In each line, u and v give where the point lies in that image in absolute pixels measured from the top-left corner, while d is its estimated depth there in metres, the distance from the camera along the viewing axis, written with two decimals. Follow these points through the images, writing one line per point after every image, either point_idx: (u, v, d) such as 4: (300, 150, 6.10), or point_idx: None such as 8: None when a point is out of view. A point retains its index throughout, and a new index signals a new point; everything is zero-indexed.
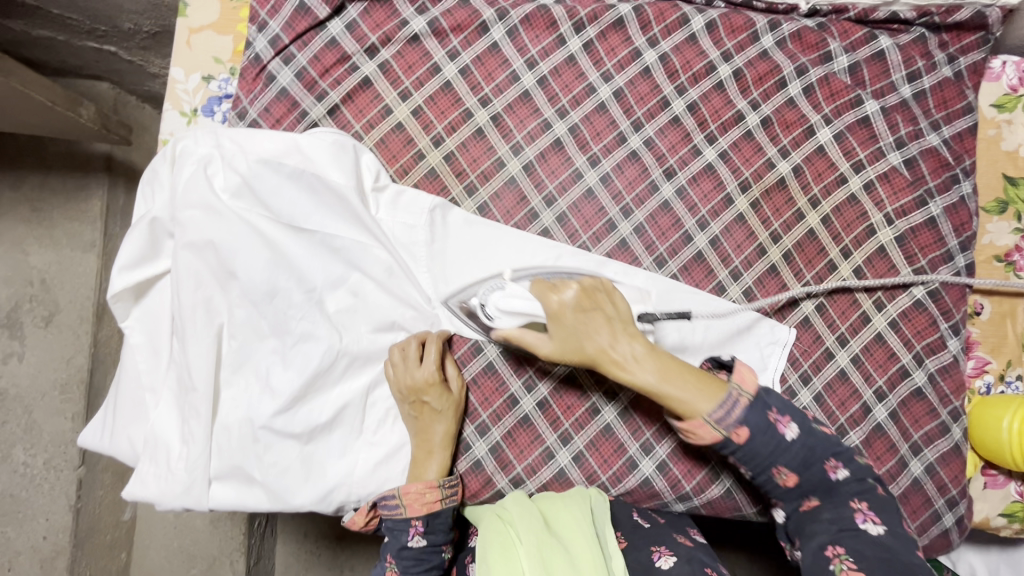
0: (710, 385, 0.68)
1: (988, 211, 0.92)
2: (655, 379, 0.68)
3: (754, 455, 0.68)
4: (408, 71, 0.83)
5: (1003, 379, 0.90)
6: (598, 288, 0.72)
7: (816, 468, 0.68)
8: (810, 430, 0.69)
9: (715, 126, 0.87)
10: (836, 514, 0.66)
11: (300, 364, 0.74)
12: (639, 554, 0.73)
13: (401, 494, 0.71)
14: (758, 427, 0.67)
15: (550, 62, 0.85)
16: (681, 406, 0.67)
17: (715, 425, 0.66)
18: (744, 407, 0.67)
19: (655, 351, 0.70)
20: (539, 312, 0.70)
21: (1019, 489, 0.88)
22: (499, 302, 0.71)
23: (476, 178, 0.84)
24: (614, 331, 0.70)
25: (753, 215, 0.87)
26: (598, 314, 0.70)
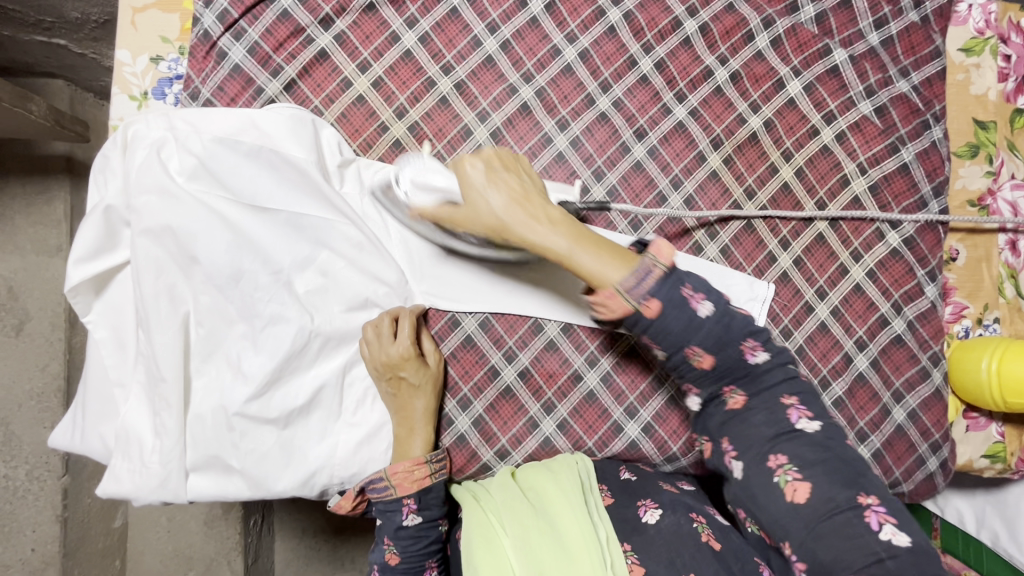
0: (623, 253, 0.59)
1: (960, 156, 0.92)
2: (565, 242, 0.60)
3: (666, 333, 0.57)
4: (366, 41, 0.80)
5: (981, 322, 0.90)
6: (518, 161, 0.68)
7: (731, 351, 0.58)
8: (727, 307, 0.59)
9: (683, 83, 0.86)
10: (769, 416, 0.58)
11: (271, 347, 0.72)
12: (627, 510, 0.71)
13: (390, 475, 0.70)
14: (672, 303, 0.57)
15: (512, 25, 0.83)
16: (587, 272, 0.59)
17: (624, 294, 0.56)
18: (656, 280, 0.57)
19: (573, 220, 0.63)
20: (455, 185, 0.68)
21: (1000, 430, 0.89)
22: (415, 174, 0.71)
23: (443, 149, 0.81)
24: (525, 196, 0.63)
25: (726, 171, 0.86)
26: (512, 179, 0.64)
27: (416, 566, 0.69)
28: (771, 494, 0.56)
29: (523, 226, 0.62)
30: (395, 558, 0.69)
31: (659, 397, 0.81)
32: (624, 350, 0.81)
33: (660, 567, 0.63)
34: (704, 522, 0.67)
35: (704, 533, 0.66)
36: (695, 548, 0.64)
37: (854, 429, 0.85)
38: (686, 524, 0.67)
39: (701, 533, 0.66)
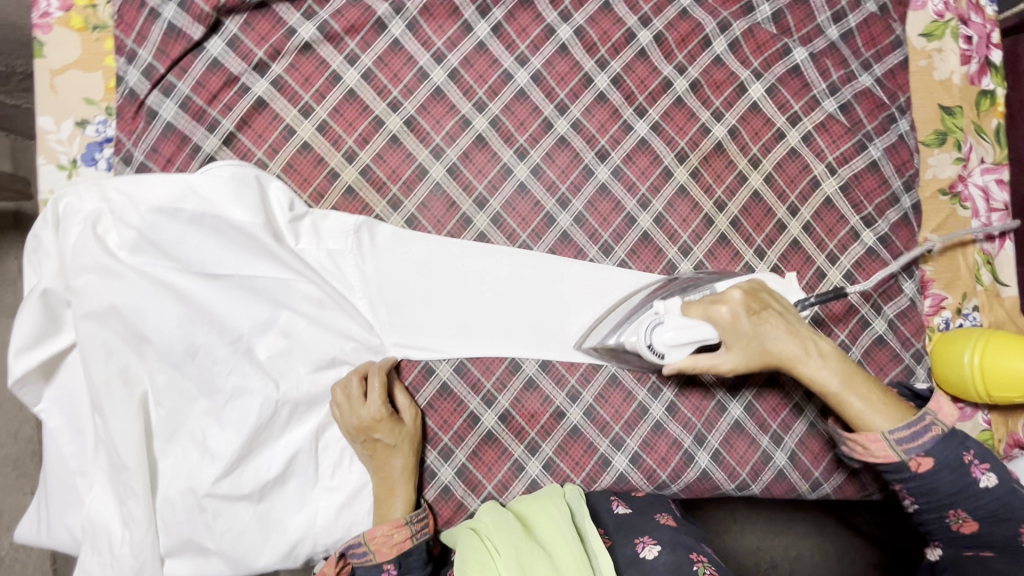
0: (893, 406, 0.67)
1: (929, 145, 0.90)
2: (839, 382, 0.67)
3: (929, 484, 0.64)
4: (305, 84, 0.76)
5: (960, 313, 0.89)
6: (760, 291, 0.71)
7: (1008, 526, 0.64)
8: (1010, 483, 0.64)
9: (643, 97, 0.82)
10: (1008, 566, 0.63)
11: (236, 422, 0.68)
12: (624, 549, 0.69)
13: (367, 540, 0.67)
14: (948, 464, 0.64)
15: (459, 53, 0.79)
16: (861, 419, 0.66)
17: (896, 445, 0.64)
18: (935, 437, 0.64)
19: (841, 356, 0.70)
20: (707, 333, 0.68)
21: (986, 418, 0.89)
22: (665, 338, 0.68)
23: (399, 190, 0.77)
24: (794, 329, 0.69)
25: (695, 185, 0.83)
26: (778, 318, 0.69)
27: None
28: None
29: (807, 363, 0.68)
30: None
31: (645, 424, 0.79)
32: (605, 380, 0.79)
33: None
34: (706, 563, 0.65)
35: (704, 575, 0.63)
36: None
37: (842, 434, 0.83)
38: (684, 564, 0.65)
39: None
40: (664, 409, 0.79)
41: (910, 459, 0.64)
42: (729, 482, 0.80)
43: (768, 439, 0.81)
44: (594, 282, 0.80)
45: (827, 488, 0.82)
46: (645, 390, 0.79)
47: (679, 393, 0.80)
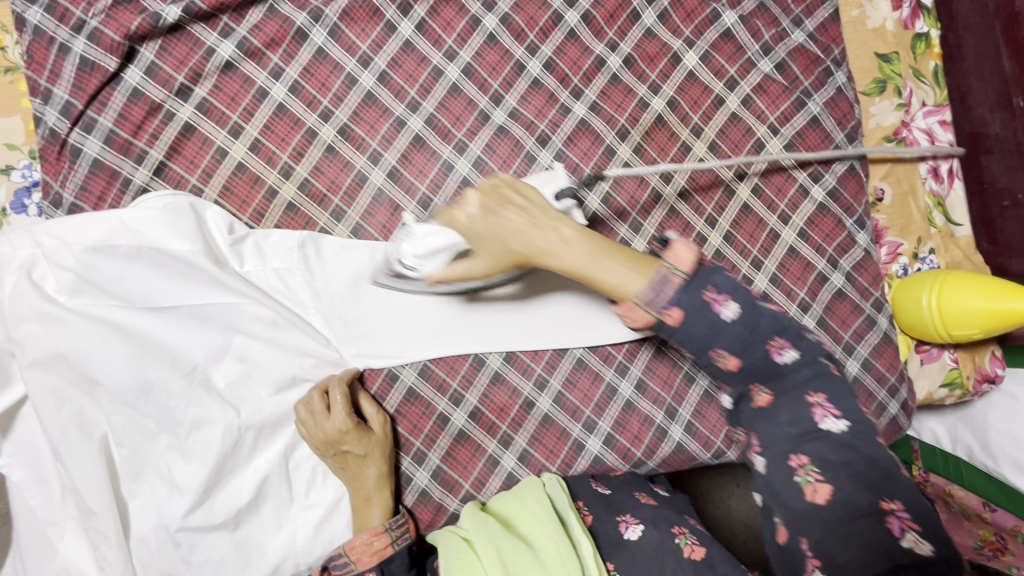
0: (640, 264, 0.59)
1: (869, 94, 0.90)
2: (587, 259, 0.60)
3: (688, 338, 0.58)
4: (232, 104, 0.74)
5: (917, 257, 0.90)
6: (501, 185, 0.65)
7: (757, 350, 0.58)
8: (753, 304, 0.58)
9: (577, 79, 0.82)
10: (794, 415, 0.58)
11: (200, 452, 0.68)
12: (607, 528, 0.71)
13: (348, 550, 0.67)
14: (691, 308, 0.56)
15: (385, 55, 0.77)
16: (615, 288, 0.58)
17: (646, 308, 0.56)
18: (677, 287, 0.56)
19: (587, 232, 0.62)
20: (454, 239, 0.68)
21: (953, 356, 0.90)
22: (413, 249, 0.70)
23: (341, 201, 0.77)
24: (534, 220, 0.62)
25: (639, 160, 0.83)
26: (511, 208, 0.63)
27: None
28: (792, 492, 0.56)
29: (542, 255, 0.62)
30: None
31: (615, 404, 0.79)
32: (572, 365, 0.79)
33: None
34: (686, 535, 0.69)
35: (686, 546, 0.68)
36: (676, 562, 0.66)
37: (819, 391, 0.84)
38: (669, 541, 0.69)
39: (684, 547, 0.68)
40: (633, 387, 0.80)
41: (664, 314, 0.56)
42: (704, 451, 0.81)
43: None
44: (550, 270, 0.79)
45: None
46: (612, 370, 0.79)
47: (647, 369, 0.80)
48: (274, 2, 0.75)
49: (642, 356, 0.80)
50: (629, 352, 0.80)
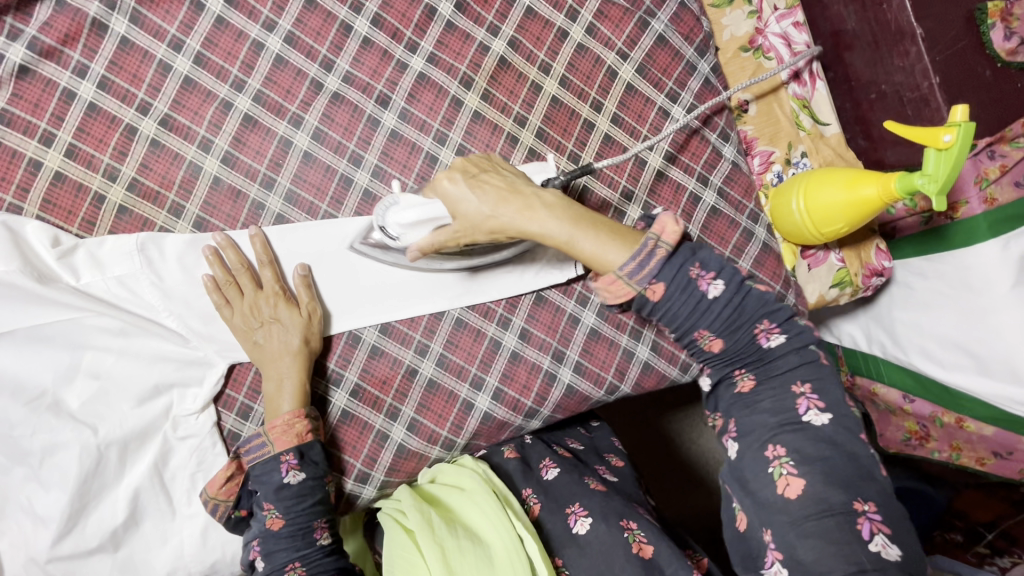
0: (623, 236, 0.59)
1: (718, 6, 0.90)
2: (566, 228, 0.59)
3: (670, 313, 0.58)
4: (37, 110, 0.69)
5: (790, 163, 0.89)
6: (491, 161, 0.66)
7: (744, 333, 0.60)
8: (741, 285, 0.59)
9: (409, 32, 0.78)
10: (777, 403, 0.59)
11: (59, 476, 0.65)
12: (557, 522, 0.70)
13: (266, 431, 0.67)
14: (676, 285, 0.58)
15: (197, 35, 0.73)
16: (597, 262, 0.59)
17: (627, 281, 0.57)
18: (661, 260, 0.57)
19: (569, 199, 0.61)
20: (438, 211, 0.64)
21: (839, 257, 0.90)
22: (397, 218, 0.66)
23: (177, 195, 0.73)
24: (507, 193, 0.61)
25: (489, 108, 0.80)
26: (494, 179, 0.62)
27: (302, 527, 0.66)
28: (765, 485, 0.57)
29: (518, 220, 0.60)
30: (279, 521, 0.66)
31: (501, 357, 0.78)
32: (451, 326, 0.77)
33: None
34: (635, 529, 0.66)
35: (634, 543, 0.65)
36: (624, 558, 0.64)
37: None
38: (616, 535, 0.66)
39: (632, 544, 0.65)
40: (517, 338, 0.78)
41: (647, 289, 0.58)
42: (597, 389, 0.80)
43: (627, 336, 0.81)
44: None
45: (697, 367, 0.83)
46: (494, 324, 0.78)
47: (529, 317, 0.79)
48: None
49: (522, 305, 0.79)
50: (509, 304, 0.78)
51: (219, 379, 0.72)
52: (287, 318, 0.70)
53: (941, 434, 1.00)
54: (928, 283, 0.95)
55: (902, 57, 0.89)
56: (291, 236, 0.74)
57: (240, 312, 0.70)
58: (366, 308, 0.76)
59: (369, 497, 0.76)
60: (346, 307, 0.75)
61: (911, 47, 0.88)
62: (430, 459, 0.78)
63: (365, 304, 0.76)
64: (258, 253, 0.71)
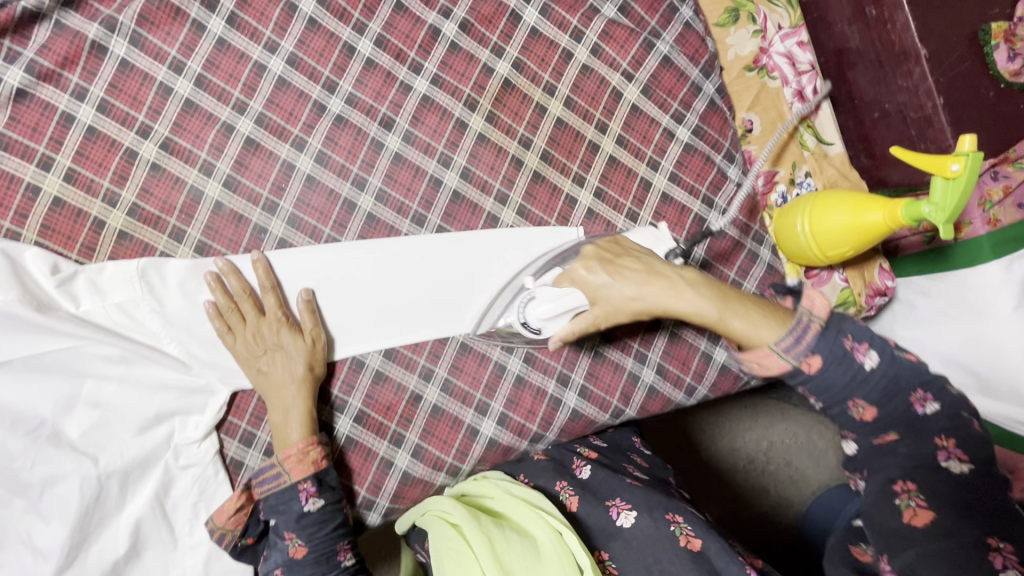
0: (772, 312, 0.61)
1: (723, 25, 0.89)
2: (713, 306, 0.62)
3: (826, 386, 0.59)
4: (35, 134, 0.68)
5: (794, 183, 0.89)
6: (622, 245, 0.70)
7: (899, 400, 0.59)
8: (892, 355, 0.59)
9: (413, 53, 0.77)
10: (915, 449, 0.57)
11: (59, 507, 0.64)
12: (597, 518, 0.67)
13: (282, 462, 0.67)
14: (833, 356, 0.58)
15: (198, 57, 0.72)
16: (747, 339, 0.60)
17: (784, 355, 0.58)
18: (817, 333, 0.58)
19: (709, 278, 0.64)
20: (577, 298, 0.68)
21: (843, 277, 0.90)
22: (536, 312, 0.70)
23: (178, 220, 0.72)
24: (652, 275, 0.65)
25: (494, 129, 0.79)
26: (632, 263, 0.66)
27: (327, 551, 0.66)
28: (888, 515, 0.56)
29: (666, 297, 0.63)
30: (302, 549, 0.66)
31: (506, 382, 0.77)
32: (456, 350, 0.77)
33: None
34: (682, 522, 0.63)
35: (681, 537, 0.62)
36: (672, 552, 0.61)
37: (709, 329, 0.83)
38: (663, 529, 0.63)
39: (679, 535, 0.62)
40: (522, 362, 0.78)
41: (803, 362, 0.58)
42: (602, 412, 0.80)
43: (632, 360, 0.81)
44: (433, 257, 0.77)
45: (702, 390, 0.83)
46: (499, 348, 0.77)
47: None
48: (59, 16, 0.68)
49: None
50: None
51: (221, 407, 0.71)
52: (293, 347, 0.70)
53: None
54: (931, 302, 0.95)
55: (905, 78, 0.89)
56: (293, 260, 0.73)
57: (242, 339, 0.69)
58: (371, 334, 0.75)
59: (375, 523, 0.75)
60: (349, 332, 0.75)
61: (915, 68, 0.87)
62: (435, 485, 0.77)
63: (370, 330, 0.75)
64: (261, 278, 0.70)
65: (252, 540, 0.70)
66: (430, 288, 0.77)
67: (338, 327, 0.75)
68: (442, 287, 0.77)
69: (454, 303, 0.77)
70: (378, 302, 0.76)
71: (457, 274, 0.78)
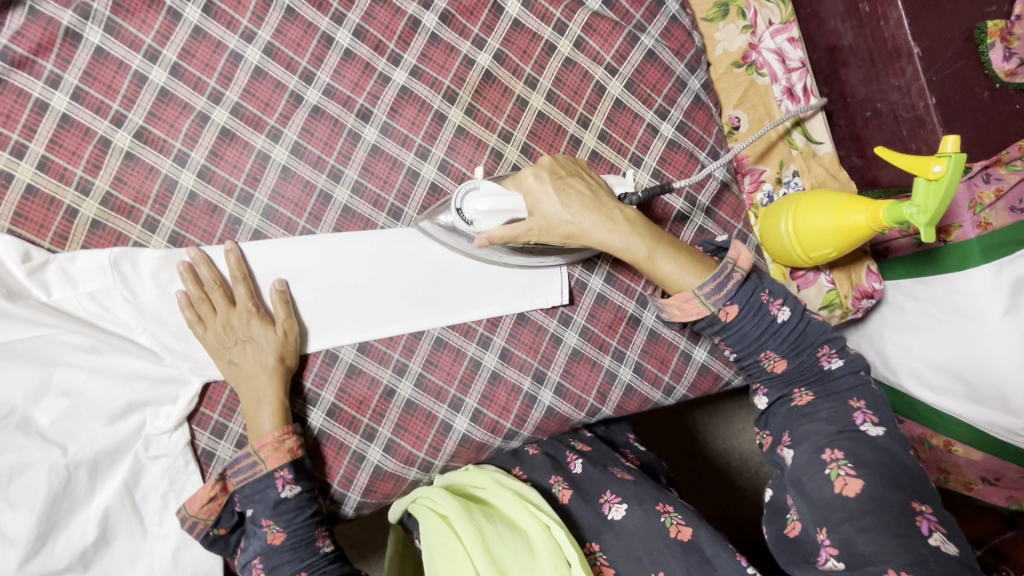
0: (699, 265, 0.67)
1: (711, 20, 0.87)
2: (643, 245, 0.68)
3: (741, 333, 0.64)
4: (10, 121, 0.68)
5: (781, 182, 0.88)
6: (575, 164, 0.73)
7: (807, 355, 0.64)
8: (804, 313, 0.65)
9: (392, 43, 0.76)
10: (835, 413, 0.60)
11: (26, 494, 0.64)
12: (590, 513, 0.68)
13: (257, 450, 0.67)
14: (748, 307, 0.64)
15: (174, 45, 0.71)
16: (670, 281, 0.67)
17: (703, 299, 0.64)
18: (736, 284, 0.63)
19: (644, 220, 0.70)
20: (518, 202, 0.69)
21: (829, 278, 0.89)
22: (475, 205, 0.68)
23: (152, 210, 0.71)
24: (596, 203, 0.69)
25: (473, 123, 0.78)
26: (580, 187, 0.70)
27: (305, 537, 0.66)
28: (821, 485, 0.57)
29: (598, 228, 0.69)
30: (281, 535, 0.65)
31: (481, 378, 0.77)
32: (431, 345, 0.76)
33: (629, 568, 0.62)
34: (670, 513, 0.63)
35: (670, 526, 0.61)
36: (663, 546, 0.60)
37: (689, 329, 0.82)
38: (653, 520, 0.63)
39: (670, 527, 0.61)
40: (498, 358, 0.77)
41: (721, 310, 0.64)
42: (578, 411, 0.80)
43: (610, 358, 0.80)
44: (408, 251, 0.76)
45: (681, 390, 0.82)
46: (474, 344, 0.77)
47: (510, 337, 0.78)
48: (34, 2, 0.68)
49: (504, 324, 0.78)
50: (490, 323, 0.77)
51: (192, 398, 0.70)
52: (263, 338, 0.69)
53: (929, 456, 0.98)
54: (919, 306, 0.93)
55: (898, 76, 0.88)
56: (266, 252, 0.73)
57: (213, 329, 0.69)
58: (345, 325, 0.74)
59: (349, 516, 0.75)
60: (323, 324, 0.74)
61: (907, 66, 0.87)
62: (406, 481, 0.76)
63: (345, 322, 0.75)
64: (233, 268, 0.70)
65: (224, 531, 0.69)
66: (406, 281, 0.76)
67: (311, 319, 0.74)
68: (421, 280, 0.76)
69: (435, 296, 0.76)
70: (353, 293, 0.75)
71: (435, 266, 0.76)
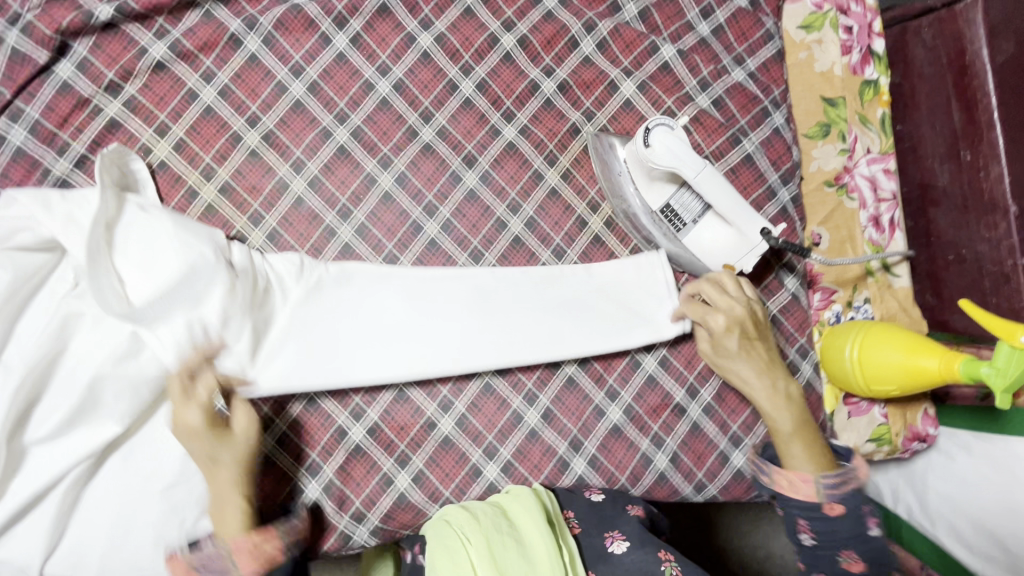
0: (818, 455, 0.72)
1: (811, 137, 0.89)
2: (790, 422, 0.74)
3: (835, 531, 0.69)
4: (160, 103, 0.74)
5: (851, 306, 0.88)
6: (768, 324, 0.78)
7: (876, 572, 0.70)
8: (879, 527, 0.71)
9: (509, 101, 0.81)
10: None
11: (66, 456, 0.65)
12: (594, 540, 0.72)
13: None
14: (851, 512, 0.69)
15: (317, 66, 0.77)
16: (792, 461, 0.73)
17: (820, 484, 0.69)
18: (851, 490, 0.70)
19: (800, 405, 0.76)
20: (686, 166, 0.72)
21: (882, 412, 0.88)
22: (665, 137, 0.73)
23: (260, 206, 0.76)
24: (769, 369, 0.77)
25: (566, 187, 0.82)
26: (761, 350, 0.77)
27: None
28: None
29: (759, 389, 0.76)
30: None
31: (520, 432, 0.78)
32: (479, 389, 0.78)
33: None
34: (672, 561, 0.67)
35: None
36: None
37: (728, 433, 0.83)
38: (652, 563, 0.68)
39: None
40: (540, 417, 0.79)
41: (827, 505, 0.69)
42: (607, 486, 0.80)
43: (649, 441, 0.81)
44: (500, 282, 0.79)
45: (711, 490, 0.82)
46: (520, 397, 0.79)
47: (556, 399, 0.79)
48: (210, 7, 0.75)
49: (552, 384, 0.80)
50: (539, 380, 0.79)
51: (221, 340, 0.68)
52: None
53: None
54: (971, 461, 0.89)
55: (989, 229, 0.86)
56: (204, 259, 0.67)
57: None
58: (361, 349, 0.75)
59: (360, 538, 0.75)
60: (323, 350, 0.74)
61: (1002, 222, 0.84)
62: (426, 515, 0.77)
63: (352, 350, 0.74)
64: None
65: None
66: (424, 298, 0.77)
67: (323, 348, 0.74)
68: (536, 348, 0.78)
69: (496, 338, 0.78)
70: None
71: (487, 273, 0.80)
